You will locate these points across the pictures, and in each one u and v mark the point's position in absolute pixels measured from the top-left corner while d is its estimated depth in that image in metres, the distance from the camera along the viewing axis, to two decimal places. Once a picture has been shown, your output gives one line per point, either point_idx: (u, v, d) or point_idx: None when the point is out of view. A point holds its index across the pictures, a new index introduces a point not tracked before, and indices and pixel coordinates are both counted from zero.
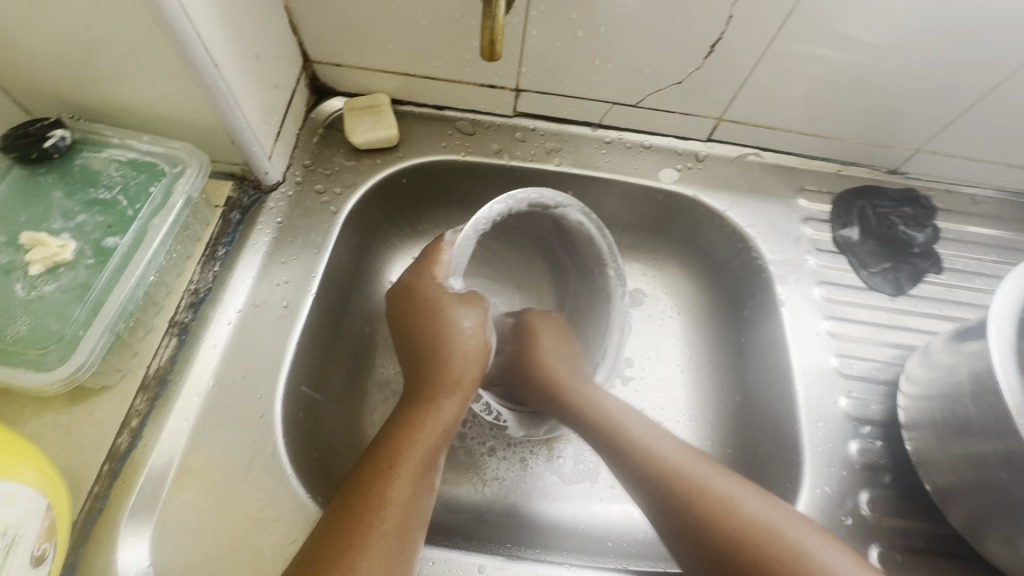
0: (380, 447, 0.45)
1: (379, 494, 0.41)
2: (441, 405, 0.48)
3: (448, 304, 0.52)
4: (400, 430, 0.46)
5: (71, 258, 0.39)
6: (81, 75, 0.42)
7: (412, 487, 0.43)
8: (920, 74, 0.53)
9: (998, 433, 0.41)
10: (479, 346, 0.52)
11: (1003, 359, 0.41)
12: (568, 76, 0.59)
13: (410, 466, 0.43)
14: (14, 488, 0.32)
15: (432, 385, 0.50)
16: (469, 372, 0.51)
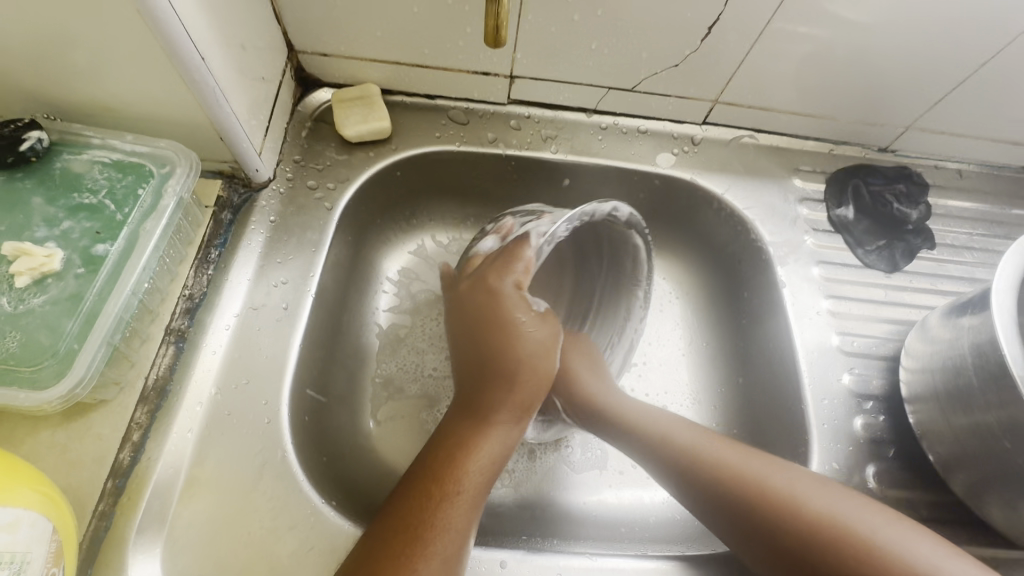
0: (438, 463, 0.44)
1: (439, 519, 0.40)
2: (501, 426, 0.46)
3: (524, 322, 0.50)
4: (458, 447, 0.45)
5: (59, 268, 0.37)
6: (56, 75, 0.39)
7: (472, 512, 0.42)
8: (912, 53, 0.54)
9: (1002, 404, 0.42)
10: (546, 372, 0.49)
11: (1006, 332, 0.42)
12: (563, 62, 0.58)
13: (472, 489, 0.43)
14: (17, 513, 0.31)
15: (493, 402, 0.47)
16: (538, 397, 0.49)
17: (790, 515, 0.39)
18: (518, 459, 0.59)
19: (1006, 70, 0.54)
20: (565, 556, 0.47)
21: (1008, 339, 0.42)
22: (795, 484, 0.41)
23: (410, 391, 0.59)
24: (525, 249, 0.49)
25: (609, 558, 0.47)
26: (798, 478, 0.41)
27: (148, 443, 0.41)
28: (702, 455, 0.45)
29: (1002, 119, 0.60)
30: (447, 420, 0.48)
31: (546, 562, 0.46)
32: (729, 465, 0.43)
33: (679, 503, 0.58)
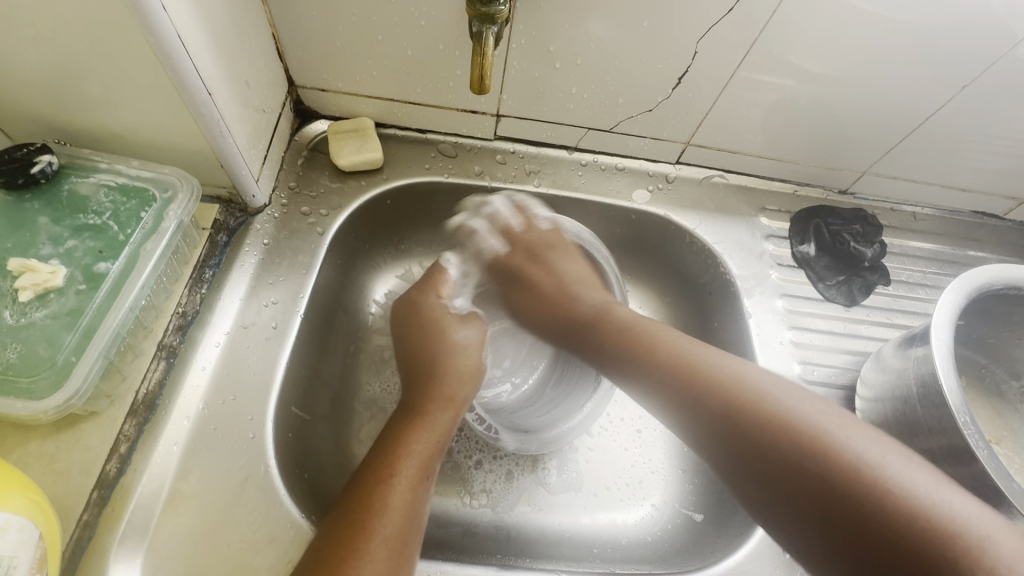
0: (378, 456, 0.46)
1: (383, 499, 0.43)
2: (438, 420, 0.50)
3: (447, 321, 0.58)
4: (396, 440, 0.47)
5: (62, 284, 0.39)
6: (71, 104, 0.42)
7: (411, 493, 0.44)
8: (862, 106, 0.59)
9: (942, 430, 0.45)
10: (471, 368, 0.56)
11: (944, 362, 0.46)
12: (546, 104, 0.62)
13: (408, 473, 0.45)
14: (7, 519, 0.32)
15: (428, 399, 0.52)
16: (463, 388, 0.54)
17: (787, 447, 0.38)
18: (497, 480, 0.61)
19: (947, 124, 0.60)
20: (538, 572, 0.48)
21: (947, 370, 0.45)
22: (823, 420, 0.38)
23: (392, 411, 0.61)
24: (444, 271, 0.61)
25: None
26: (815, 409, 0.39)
27: (135, 456, 0.42)
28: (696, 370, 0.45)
29: (948, 167, 0.65)
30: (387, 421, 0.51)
31: None
32: (749, 386, 0.42)
33: (651, 525, 0.60)
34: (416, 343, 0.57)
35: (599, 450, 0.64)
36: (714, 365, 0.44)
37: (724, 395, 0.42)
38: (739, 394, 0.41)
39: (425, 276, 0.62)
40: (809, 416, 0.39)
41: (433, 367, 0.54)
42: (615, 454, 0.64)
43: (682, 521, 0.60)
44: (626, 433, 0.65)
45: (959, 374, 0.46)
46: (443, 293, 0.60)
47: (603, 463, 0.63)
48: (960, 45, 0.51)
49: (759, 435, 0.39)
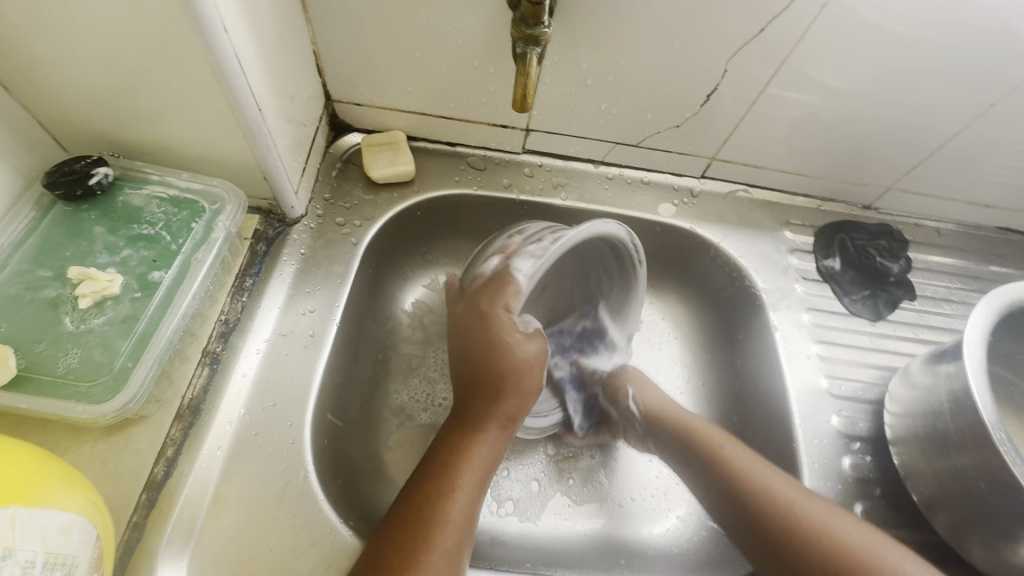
0: (434, 467, 0.48)
1: (440, 512, 0.44)
2: (494, 433, 0.51)
3: (515, 340, 0.53)
4: (453, 451, 0.49)
5: (119, 292, 0.41)
6: (128, 118, 0.44)
7: (468, 509, 0.46)
8: (890, 123, 0.60)
9: (975, 446, 0.45)
10: (534, 387, 0.53)
11: (977, 379, 0.46)
12: (575, 118, 0.63)
13: (465, 489, 0.47)
14: (69, 518, 0.33)
15: (484, 414, 0.52)
16: (521, 408, 0.53)
17: (803, 548, 0.47)
18: (523, 487, 0.61)
19: (974, 141, 0.60)
20: None
21: (980, 387, 0.46)
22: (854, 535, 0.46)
23: (421, 419, 0.62)
24: (515, 281, 0.51)
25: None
26: (853, 527, 0.47)
27: (180, 459, 0.44)
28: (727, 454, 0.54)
29: (974, 184, 0.66)
30: (442, 429, 0.52)
31: None
32: (772, 497, 0.49)
33: (677, 536, 0.60)
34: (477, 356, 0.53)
35: (624, 461, 0.64)
36: (763, 476, 0.51)
37: (794, 514, 0.48)
38: (768, 486, 0.50)
39: (489, 279, 0.54)
40: (819, 512, 0.48)
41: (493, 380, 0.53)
42: (639, 465, 0.64)
43: (708, 533, 0.60)
44: None
45: (992, 391, 0.46)
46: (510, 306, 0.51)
47: (627, 473, 0.64)
48: (989, 65, 0.52)
49: (782, 543, 0.48)
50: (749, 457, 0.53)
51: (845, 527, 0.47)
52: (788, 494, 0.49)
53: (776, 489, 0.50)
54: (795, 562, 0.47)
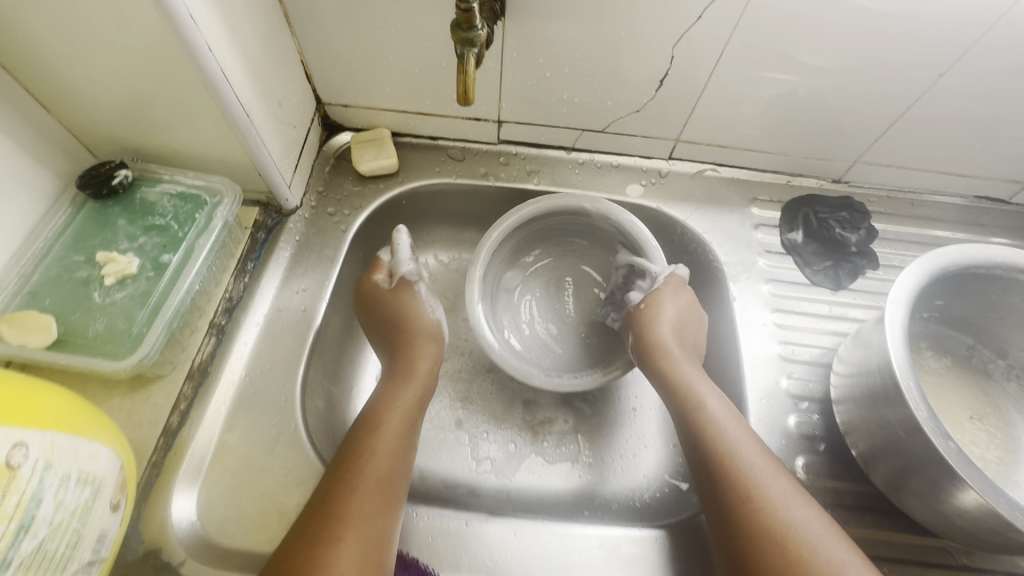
0: (365, 416, 0.53)
1: (372, 447, 0.50)
2: (418, 379, 0.57)
3: (387, 297, 0.62)
4: (382, 400, 0.54)
5: (136, 271, 0.49)
6: (142, 127, 0.53)
7: (395, 443, 0.51)
8: (843, 97, 0.62)
9: (892, 401, 0.48)
10: (431, 329, 0.62)
11: (895, 335, 0.48)
12: (541, 109, 0.68)
13: (392, 426, 0.52)
14: (99, 447, 0.42)
15: (394, 366, 0.58)
16: (427, 349, 0.60)
17: (753, 521, 0.46)
18: (501, 448, 0.67)
19: (930, 111, 0.62)
20: (522, 521, 0.51)
21: (896, 343, 0.48)
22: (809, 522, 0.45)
23: None
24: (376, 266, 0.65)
25: (586, 529, 0.51)
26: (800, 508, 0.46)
27: (192, 412, 0.52)
28: (705, 421, 0.53)
29: (939, 153, 0.67)
30: (375, 386, 0.57)
31: (502, 530, 0.50)
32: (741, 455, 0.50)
33: (641, 492, 0.65)
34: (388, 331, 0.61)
35: (594, 425, 0.69)
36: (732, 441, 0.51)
37: (745, 486, 0.48)
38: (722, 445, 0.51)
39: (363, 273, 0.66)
40: (777, 491, 0.47)
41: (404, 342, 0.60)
42: (610, 429, 0.69)
43: (670, 489, 0.64)
44: (623, 410, 0.70)
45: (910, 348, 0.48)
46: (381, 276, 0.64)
47: (599, 435, 0.69)
48: (930, 37, 0.54)
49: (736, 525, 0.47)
50: (736, 422, 0.52)
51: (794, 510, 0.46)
52: (759, 470, 0.49)
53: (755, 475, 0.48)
54: (739, 520, 0.47)
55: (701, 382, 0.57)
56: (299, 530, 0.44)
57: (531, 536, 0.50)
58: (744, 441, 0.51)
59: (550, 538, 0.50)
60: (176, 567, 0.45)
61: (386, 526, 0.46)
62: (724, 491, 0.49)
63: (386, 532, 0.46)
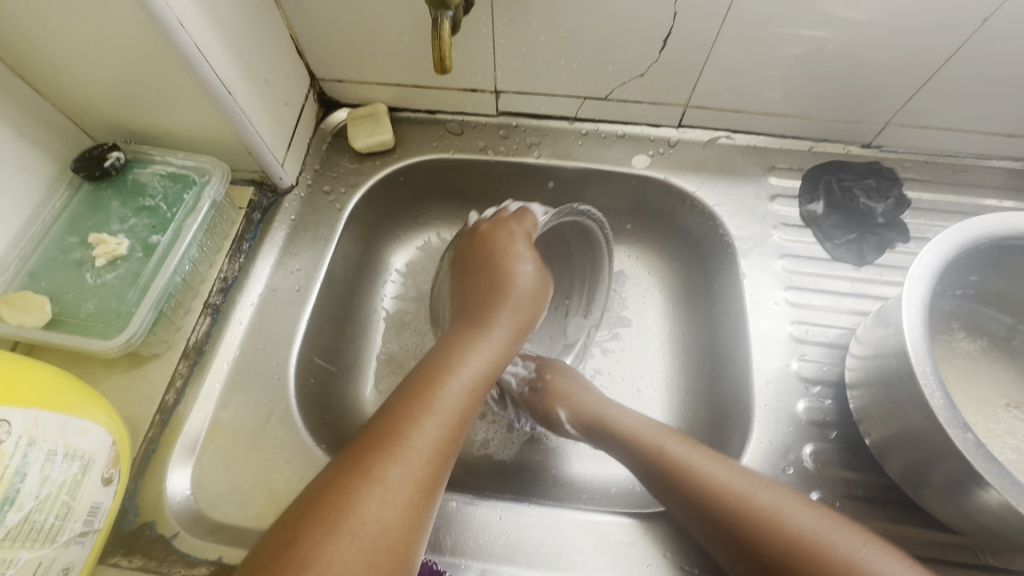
0: (432, 361, 0.48)
1: (436, 390, 0.44)
2: (499, 338, 0.51)
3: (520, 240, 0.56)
4: (457, 347, 0.49)
5: (126, 252, 0.50)
6: (130, 110, 0.53)
7: (464, 395, 0.45)
8: (871, 51, 0.56)
9: (904, 387, 0.44)
10: (532, 282, 0.55)
11: (911, 315, 0.44)
12: (539, 77, 0.65)
13: (460, 375, 0.46)
14: (89, 424, 0.43)
15: (489, 308, 0.53)
16: (535, 306, 0.56)
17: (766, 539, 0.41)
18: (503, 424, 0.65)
19: (974, 63, 0.55)
20: (508, 504, 0.50)
21: (913, 323, 0.44)
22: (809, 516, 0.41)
23: (408, 365, 0.69)
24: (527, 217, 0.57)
25: (575, 513, 0.50)
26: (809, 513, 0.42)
27: (187, 389, 0.53)
28: (668, 454, 0.49)
29: (985, 111, 0.60)
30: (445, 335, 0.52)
31: (489, 511, 0.49)
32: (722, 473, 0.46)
33: None
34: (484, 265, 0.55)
35: None
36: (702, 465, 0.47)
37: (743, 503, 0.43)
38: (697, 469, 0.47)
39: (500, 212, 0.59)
40: (771, 502, 0.43)
41: (498, 283, 0.54)
42: None
43: None
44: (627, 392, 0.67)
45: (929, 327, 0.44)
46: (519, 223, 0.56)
47: None
48: None
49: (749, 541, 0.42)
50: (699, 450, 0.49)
51: (801, 516, 0.41)
52: (741, 483, 0.45)
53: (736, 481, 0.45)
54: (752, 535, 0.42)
55: (629, 412, 0.55)
56: (344, 455, 0.39)
57: (518, 519, 0.49)
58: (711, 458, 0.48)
59: (536, 521, 0.49)
60: (168, 538, 0.47)
61: (435, 471, 0.40)
62: (719, 511, 0.44)
63: (431, 483, 0.40)
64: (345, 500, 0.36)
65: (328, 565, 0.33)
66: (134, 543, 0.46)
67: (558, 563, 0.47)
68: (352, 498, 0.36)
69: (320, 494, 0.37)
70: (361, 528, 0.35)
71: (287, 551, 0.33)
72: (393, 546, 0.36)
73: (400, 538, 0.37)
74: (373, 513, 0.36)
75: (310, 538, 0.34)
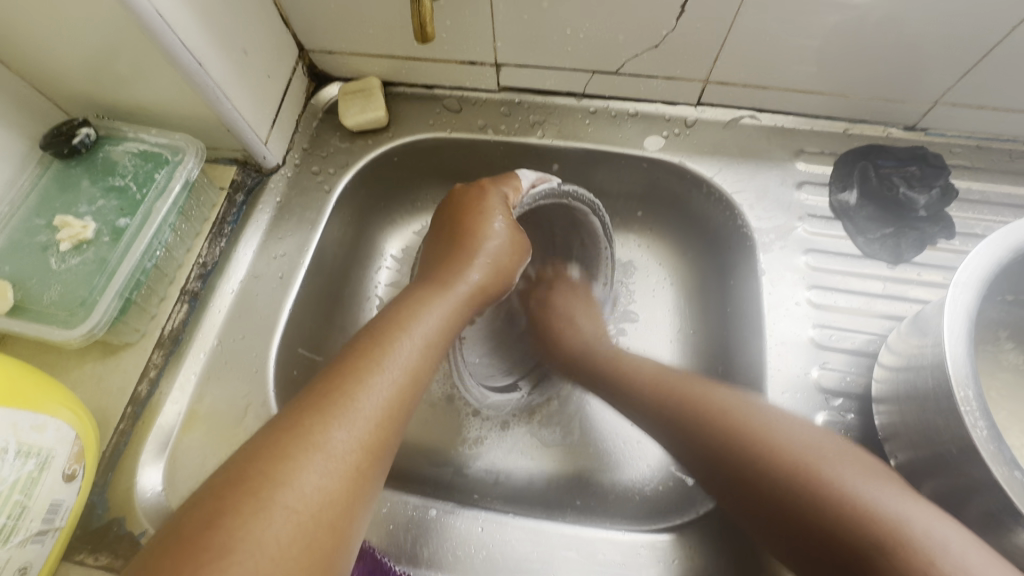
0: (383, 319, 0.42)
1: (383, 349, 0.38)
2: (461, 298, 0.46)
3: (489, 194, 0.49)
4: (410, 304, 0.43)
5: (92, 236, 0.47)
6: (97, 83, 0.49)
7: (417, 355, 0.40)
8: (924, 18, 0.48)
9: (943, 410, 0.38)
10: (507, 240, 0.49)
11: (953, 329, 0.38)
12: (543, 49, 0.59)
13: (414, 334, 0.40)
14: (47, 419, 0.41)
15: (452, 268, 0.47)
16: (506, 262, 0.49)
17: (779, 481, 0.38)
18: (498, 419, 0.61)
19: None
20: (491, 513, 0.47)
21: (955, 337, 0.38)
22: (825, 447, 0.39)
23: None
24: (516, 180, 0.50)
25: (563, 527, 0.46)
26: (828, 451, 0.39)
27: (162, 380, 0.51)
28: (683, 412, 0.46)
29: None
30: (403, 292, 0.46)
31: (471, 521, 0.46)
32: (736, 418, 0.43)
33: (641, 485, 0.57)
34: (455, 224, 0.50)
35: (599, 405, 0.62)
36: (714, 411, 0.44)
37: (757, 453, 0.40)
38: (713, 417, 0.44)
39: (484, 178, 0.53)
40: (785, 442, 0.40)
41: (465, 240, 0.48)
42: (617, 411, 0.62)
43: (675, 484, 0.56)
44: None
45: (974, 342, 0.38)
46: (508, 188, 0.50)
47: (603, 417, 0.62)
48: None
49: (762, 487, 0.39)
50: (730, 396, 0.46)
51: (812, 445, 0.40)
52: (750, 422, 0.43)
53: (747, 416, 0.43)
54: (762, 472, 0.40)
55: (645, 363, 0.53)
56: (273, 423, 0.33)
57: (500, 532, 0.46)
58: (730, 395, 0.45)
59: (520, 535, 0.45)
60: (137, 536, 0.45)
61: (380, 440, 0.35)
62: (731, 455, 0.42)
63: (374, 452, 0.34)
64: (272, 471, 0.30)
65: (248, 546, 0.27)
66: (102, 540, 0.45)
67: None
68: (283, 467, 0.30)
69: (245, 465, 0.30)
70: (292, 502, 0.29)
71: (198, 533, 0.27)
72: (330, 520, 0.31)
73: (337, 513, 0.31)
74: (306, 485, 0.30)
75: (230, 514, 0.28)
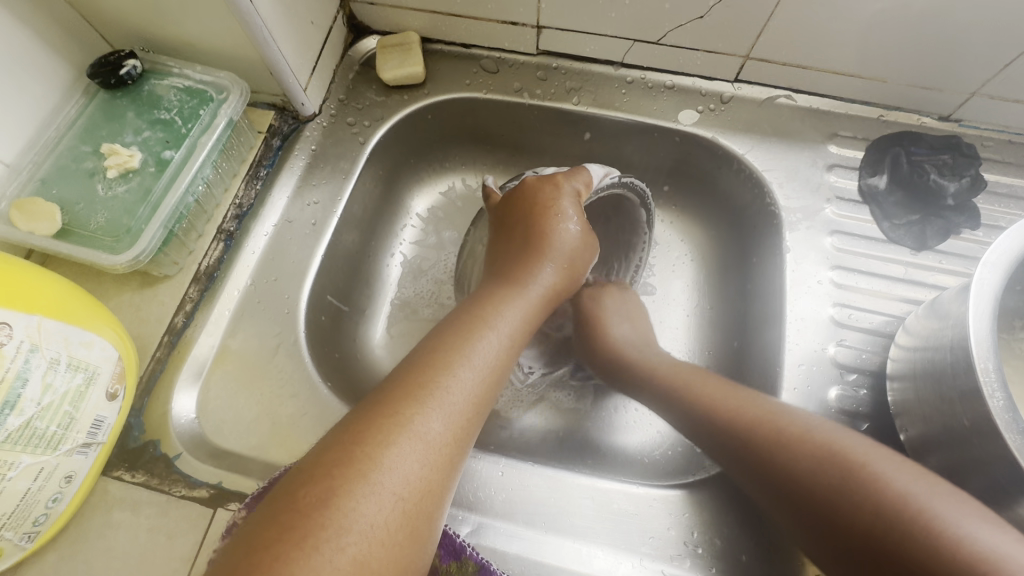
0: (464, 315, 0.42)
1: (470, 342, 0.39)
2: (536, 299, 0.46)
3: (564, 195, 0.50)
4: (491, 303, 0.44)
5: (137, 166, 0.49)
6: (144, 16, 0.50)
7: (501, 348, 0.41)
8: (976, 7, 0.48)
9: (962, 389, 0.40)
10: (577, 242, 0.50)
11: (979, 306, 0.40)
12: (586, 13, 0.59)
13: (497, 329, 0.41)
14: (95, 337, 0.42)
15: (525, 267, 0.48)
16: (580, 262, 0.50)
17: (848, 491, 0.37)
18: (521, 386, 0.62)
19: None
20: (511, 460, 0.49)
21: (979, 312, 0.39)
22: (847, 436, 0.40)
23: (423, 313, 0.67)
24: (584, 173, 0.51)
25: (580, 478, 0.48)
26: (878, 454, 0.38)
27: (197, 314, 0.52)
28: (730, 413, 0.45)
29: None
30: (478, 290, 0.47)
31: (492, 465, 0.48)
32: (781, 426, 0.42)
33: (650, 449, 0.59)
34: (523, 224, 0.49)
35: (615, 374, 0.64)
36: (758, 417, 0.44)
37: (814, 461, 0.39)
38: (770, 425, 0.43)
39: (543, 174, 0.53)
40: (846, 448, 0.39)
41: (540, 238, 0.48)
42: None
43: (683, 449, 0.58)
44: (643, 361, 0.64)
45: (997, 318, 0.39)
46: (579, 185, 0.51)
47: None
48: None
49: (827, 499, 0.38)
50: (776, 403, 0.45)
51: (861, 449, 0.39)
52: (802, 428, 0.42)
53: (783, 417, 0.43)
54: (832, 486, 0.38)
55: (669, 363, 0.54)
56: (370, 407, 0.33)
57: (519, 477, 0.48)
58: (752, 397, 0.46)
59: (537, 482, 0.48)
60: (171, 459, 0.47)
61: (469, 430, 0.36)
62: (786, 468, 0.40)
63: (462, 441, 0.35)
64: (377, 454, 0.31)
65: (361, 524, 0.28)
66: (138, 459, 0.46)
67: (556, 525, 0.45)
68: (386, 450, 0.31)
69: (348, 447, 0.31)
70: (397, 486, 0.30)
71: (314, 509, 0.28)
72: (426, 506, 0.31)
73: (432, 499, 0.32)
74: (406, 470, 0.31)
75: (343, 494, 0.29)
